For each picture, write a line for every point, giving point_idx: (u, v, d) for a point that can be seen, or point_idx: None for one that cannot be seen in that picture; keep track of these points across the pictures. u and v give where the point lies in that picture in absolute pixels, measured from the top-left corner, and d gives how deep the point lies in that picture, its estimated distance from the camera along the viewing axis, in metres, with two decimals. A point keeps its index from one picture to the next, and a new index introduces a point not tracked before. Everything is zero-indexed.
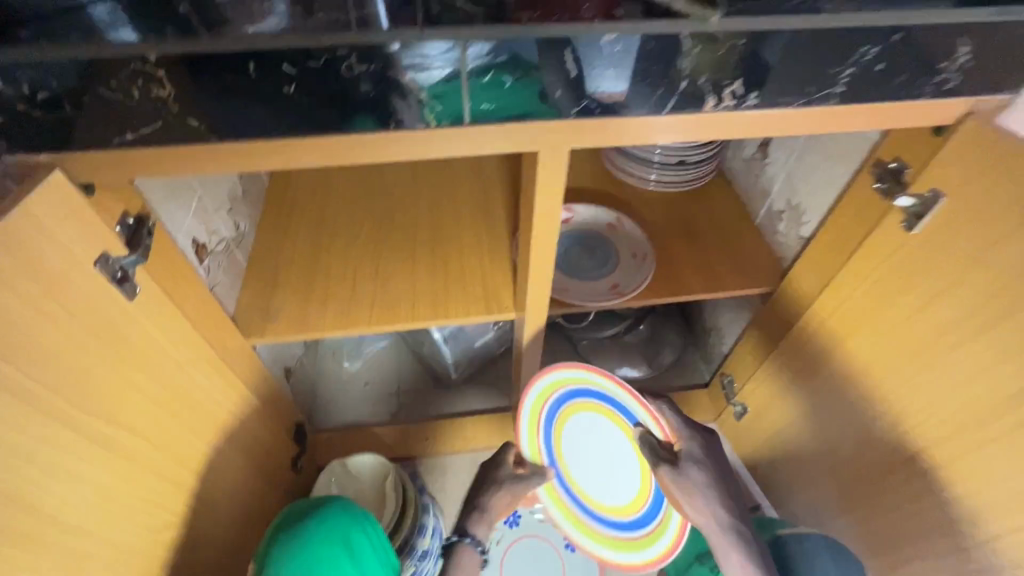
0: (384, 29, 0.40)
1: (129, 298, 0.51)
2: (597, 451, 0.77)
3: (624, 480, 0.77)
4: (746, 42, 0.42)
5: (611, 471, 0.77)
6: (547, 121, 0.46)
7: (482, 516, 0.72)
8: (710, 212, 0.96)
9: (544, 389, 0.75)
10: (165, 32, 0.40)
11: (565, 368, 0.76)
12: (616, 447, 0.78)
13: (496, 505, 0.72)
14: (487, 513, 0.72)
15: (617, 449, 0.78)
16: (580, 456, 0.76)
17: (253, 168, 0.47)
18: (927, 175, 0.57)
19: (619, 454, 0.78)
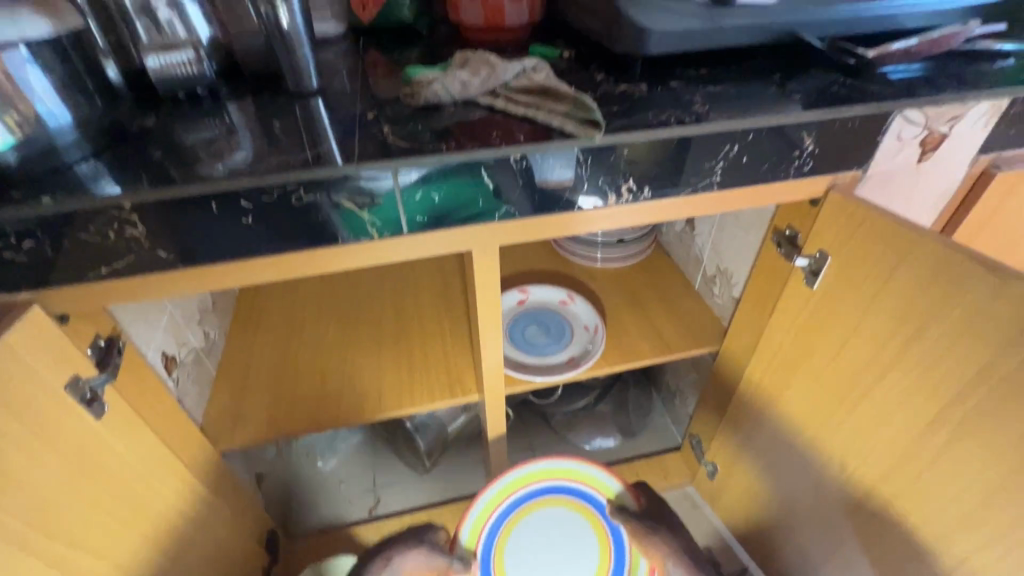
0: (328, 165, 0.48)
1: (97, 417, 0.53)
2: (553, 540, 0.79)
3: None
4: (629, 151, 0.52)
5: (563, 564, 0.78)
6: (475, 225, 0.54)
7: (386, 566, 0.71)
8: (653, 282, 1.04)
9: (524, 472, 0.80)
10: (142, 185, 0.47)
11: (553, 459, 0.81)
12: (580, 541, 0.79)
13: (404, 564, 0.72)
14: (393, 566, 0.72)
15: (579, 544, 0.79)
16: (534, 543, 0.79)
17: (218, 287, 0.53)
18: (813, 238, 0.66)
19: (579, 550, 0.79)
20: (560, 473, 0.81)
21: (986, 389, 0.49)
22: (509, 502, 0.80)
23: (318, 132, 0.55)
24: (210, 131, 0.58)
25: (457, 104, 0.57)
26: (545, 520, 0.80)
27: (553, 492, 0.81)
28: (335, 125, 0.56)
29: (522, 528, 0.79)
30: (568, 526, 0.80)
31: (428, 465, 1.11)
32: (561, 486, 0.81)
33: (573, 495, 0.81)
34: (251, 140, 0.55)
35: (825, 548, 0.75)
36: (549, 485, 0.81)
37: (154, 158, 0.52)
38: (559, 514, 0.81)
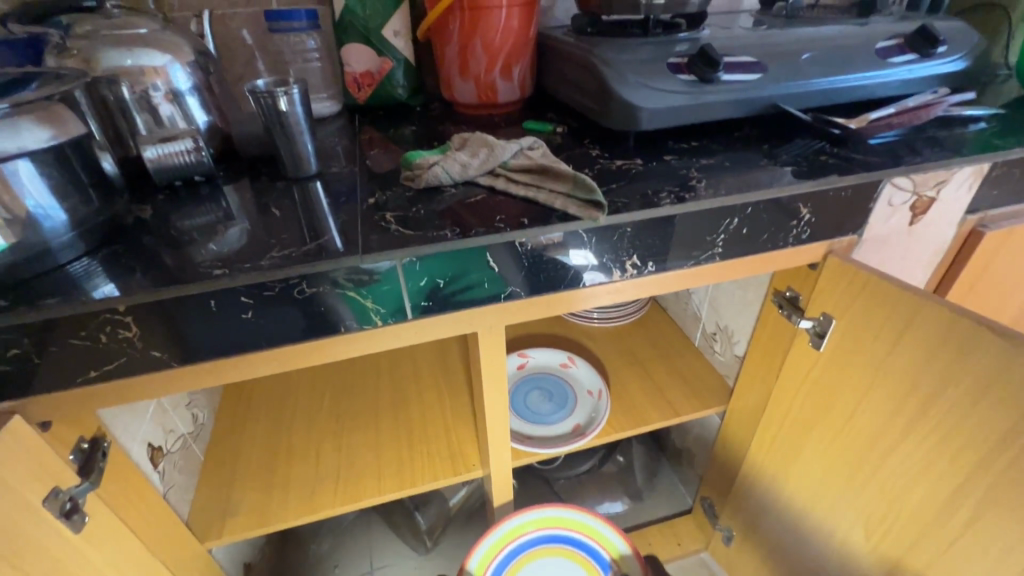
0: (332, 256, 0.47)
1: (77, 530, 0.49)
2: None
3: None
4: (631, 228, 0.52)
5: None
6: (481, 306, 0.53)
7: None
8: (652, 340, 1.03)
9: (537, 517, 0.77)
10: (138, 283, 0.46)
11: (569, 508, 0.78)
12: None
13: None
14: None
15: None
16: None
17: (212, 382, 0.51)
18: (814, 300, 0.66)
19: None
20: (567, 522, 0.78)
21: (1009, 458, 0.48)
22: (516, 544, 0.76)
23: (318, 219, 0.54)
24: (207, 218, 0.57)
25: (457, 186, 0.58)
26: (547, 568, 0.77)
27: (561, 542, 0.78)
28: (335, 210, 0.56)
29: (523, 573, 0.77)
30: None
31: (429, 543, 1.05)
32: (569, 536, 0.78)
33: (574, 545, 0.78)
34: (248, 227, 0.54)
35: None
36: (556, 533, 0.78)
37: (149, 251, 0.51)
38: (563, 565, 0.78)
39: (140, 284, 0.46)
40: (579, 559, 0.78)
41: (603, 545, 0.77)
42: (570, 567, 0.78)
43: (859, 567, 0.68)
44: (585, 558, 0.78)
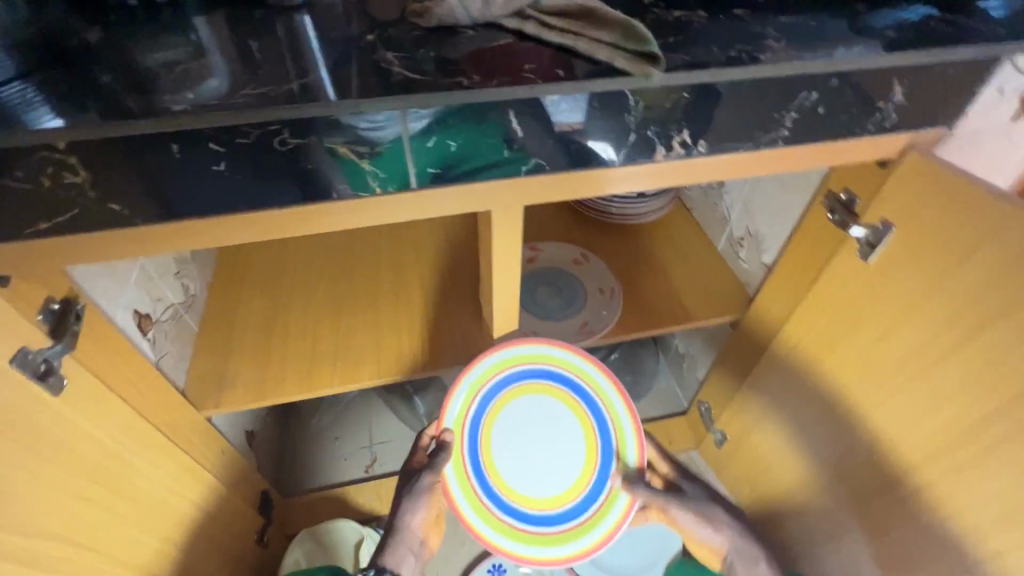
0: (319, 100, 0.39)
1: (56, 394, 0.46)
2: (540, 434, 0.61)
3: (550, 477, 0.60)
4: (689, 96, 0.43)
5: (541, 461, 0.60)
6: (500, 180, 0.45)
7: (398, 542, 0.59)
8: (673, 241, 0.96)
9: (534, 349, 0.62)
10: (87, 119, 0.38)
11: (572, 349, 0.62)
12: (569, 441, 0.61)
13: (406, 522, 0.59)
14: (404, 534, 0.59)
15: (565, 447, 0.61)
16: (515, 430, 0.61)
17: (186, 248, 0.44)
18: (876, 205, 0.58)
19: (568, 448, 0.61)
20: (531, 357, 0.62)
21: None
22: (485, 393, 0.61)
23: (304, 57, 0.44)
24: (172, 53, 0.47)
25: (477, 28, 0.47)
26: (535, 410, 0.62)
27: (558, 384, 0.62)
28: (326, 49, 0.45)
29: (507, 409, 0.62)
30: (561, 426, 0.61)
31: None
32: (566, 379, 0.62)
33: (552, 379, 0.62)
34: (222, 65, 0.44)
35: (841, 527, 0.73)
36: (523, 372, 0.62)
37: (103, 86, 0.42)
38: (556, 411, 0.62)
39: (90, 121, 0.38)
40: (577, 408, 0.62)
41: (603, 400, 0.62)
42: (564, 417, 0.62)
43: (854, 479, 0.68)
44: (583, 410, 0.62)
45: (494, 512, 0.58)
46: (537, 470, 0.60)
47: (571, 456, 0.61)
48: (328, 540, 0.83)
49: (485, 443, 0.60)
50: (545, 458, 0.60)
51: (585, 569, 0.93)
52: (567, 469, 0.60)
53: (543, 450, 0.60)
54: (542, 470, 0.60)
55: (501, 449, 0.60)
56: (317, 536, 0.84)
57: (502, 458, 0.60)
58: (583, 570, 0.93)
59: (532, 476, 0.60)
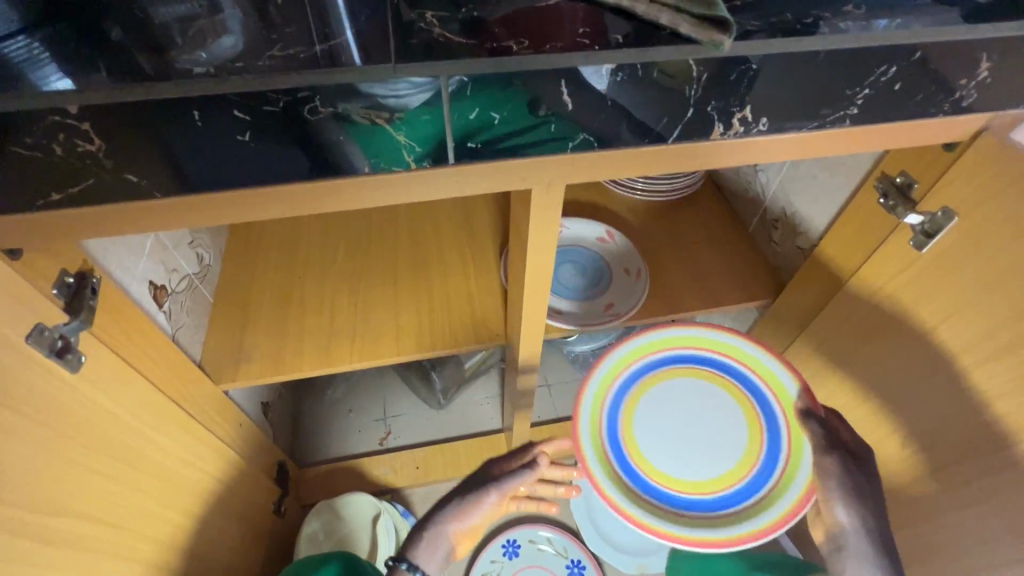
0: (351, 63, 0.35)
1: (75, 370, 0.45)
2: (696, 420, 0.57)
3: (709, 463, 0.54)
4: (757, 69, 0.39)
5: (698, 447, 0.55)
6: (542, 157, 0.41)
7: (433, 547, 0.58)
8: (702, 219, 0.92)
9: (688, 336, 0.60)
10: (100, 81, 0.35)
11: (733, 336, 0.59)
12: (729, 429, 0.56)
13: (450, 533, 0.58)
14: (442, 542, 0.58)
15: (725, 435, 0.56)
16: (667, 415, 0.57)
17: (206, 223, 0.41)
18: (937, 191, 0.54)
19: (726, 435, 0.56)
20: (688, 341, 0.60)
21: None
22: (632, 370, 0.59)
23: (331, 13, 0.40)
24: (185, 6, 0.44)
25: None
26: (689, 395, 0.58)
27: (715, 372, 0.59)
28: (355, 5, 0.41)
29: (659, 393, 0.58)
30: (720, 412, 0.57)
31: (443, 401, 1.07)
32: (723, 365, 0.59)
33: (709, 365, 0.59)
34: (242, 21, 0.40)
35: None
36: (676, 355, 0.60)
37: (115, 43, 0.39)
38: (712, 398, 0.58)
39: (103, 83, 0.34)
40: (736, 395, 0.58)
41: (770, 386, 0.57)
42: (722, 403, 0.57)
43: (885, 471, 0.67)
44: (744, 398, 0.57)
45: (635, 483, 0.53)
46: (695, 451, 0.55)
47: (732, 445, 0.55)
48: (344, 513, 0.84)
49: (628, 416, 0.57)
50: (701, 444, 0.56)
51: (598, 547, 0.94)
52: (727, 456, 0.55)
53: (699, 436, 0.56)
54: (700, 456, 0.55)
55: (652, 425, 0.56)
56: (334, 507, 0.84)
57: (654, 441, 0.56)
58: (596, 548, 0.93)
59: (684, 456, 0.55)
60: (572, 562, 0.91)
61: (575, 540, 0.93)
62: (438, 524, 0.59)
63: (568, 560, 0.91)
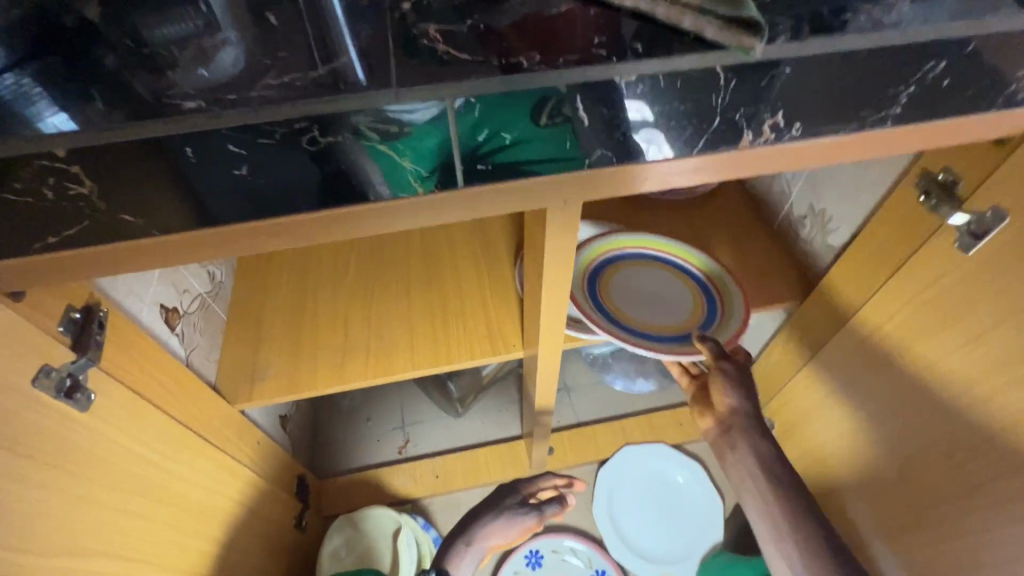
0: (358, 82, 0.33)
1: (84, 410, 0.43)
2: (655, 295, 0.76)
3: (661, 317, 0.73)
4: (790, 72, 0.36)
5: (658, 309, 0.74)
6: (557, 175, 0.38)
7: (469, 543, 0.66)
8: (725, 217, 0.87)
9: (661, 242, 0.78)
10: (94, 113, 0.33)
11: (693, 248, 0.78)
12: (678, 306, 0.74)
13: (485, 544, 0.67)
14: (477, 538, 0.66)
15: (677, 305, 0.74)
16: (639, 289, 0.75)
17: (208, 259, 0.40)
18: (986, 189, 0.50)
19: (672, 311, 0.74)
20: (677, 252, 0.78)
21: None
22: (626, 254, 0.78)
23: (331, 30, 0.38)
24: (179, 28, 0.42)
25: None
26: (656, 280, 0.76)
27: (677, 267, 0.77)
28: (355, 20, 0.39)
29: (632, 274, 0.76)
30: (677, 291, 0.75)
31: (460, 409, 1.06)
32: (692, 275, 0.77)
33: (683, 272, 0.77)
34: (237, 44, 0.38)
35: (908, 528, 0.68)
36: (662, 259, 0.78)
37: (109, 71, 0.37)
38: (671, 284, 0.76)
39: (97, 115, 0.33)
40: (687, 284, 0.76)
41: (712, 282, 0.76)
42: (678, 287, 0.76)
43: (929, 482, 0.63)
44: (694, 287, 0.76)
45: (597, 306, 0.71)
46: (645, 310, 0.73)
47: (675, 316, 0.73)
48: (365, 528, 0.83)
49: (611, 278, 0.76)
50: (654, 309, 0.74)
51: (623, 556, 0.92)
52: (676, 316, 0.73)
53: (659, 301, 0.74)
54: (657, 316, 0.73)
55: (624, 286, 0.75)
56: (355, 520, 0.84)
57: (627, 302, 0.74)
58: (620, 557, 0.92)
59: (637, 310, 0.73)
60: (597, 572, 0.90)
61: (600, 550, 0.91)
62: (480, 533, 0.67)
63: (593, 570, 0.90)
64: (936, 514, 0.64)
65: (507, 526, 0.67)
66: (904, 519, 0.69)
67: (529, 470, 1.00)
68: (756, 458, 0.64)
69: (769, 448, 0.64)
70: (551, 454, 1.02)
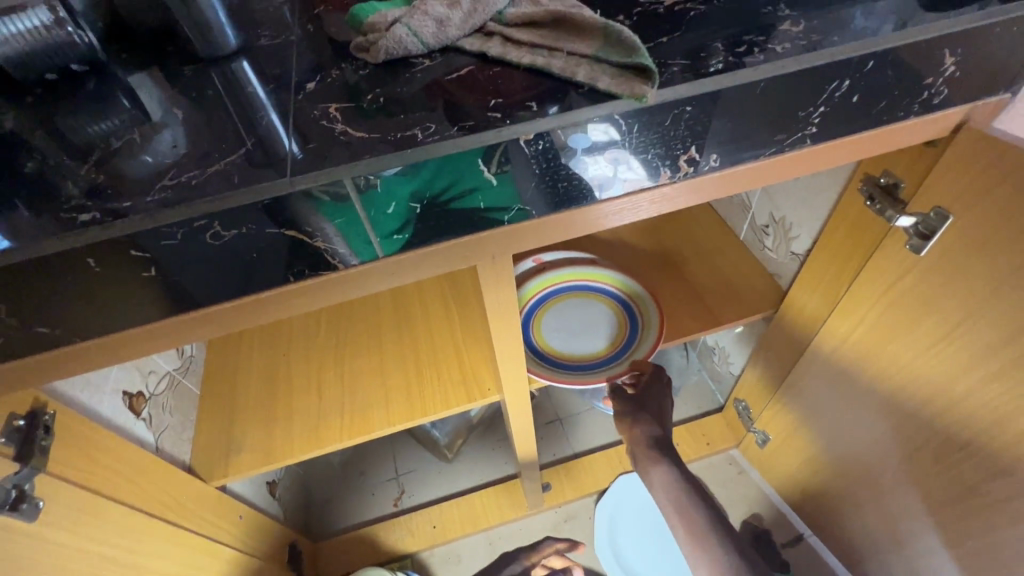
0: (289, 155, 0.35)
1: (32, 519, 0.42)
2: (586, 322, 0.76)
3: (594, 344, 0.74)
4: (691, 110, 0.36)
5: (588, 338, 0.75)
6: (475, 234, 0.39)
7: None
8: (689, 234, 0.88)
9: (555, 274, 0.77)
10: (23, 224, 0.34)
11: (585, 264, 0.78)
12: (603, 333, 0.75)
13: None
14: None
15: (599, 324, 0.76)
16: (562, 326, 0.75)
17: (136, 354, 0.40)
18: (926, 189, 0.50)
19: (596, 339, 0.74)
20: (610, 279, 0.77)
21: None
22: (563, 284, 0.77)
23: (258, 115, 0.40)
24: (109, 124, 0.42)
25: (433, 54, 0.42)
26: (571, 310, 0.76)
27: (581, 289, 0.77)
28: (280, 104, 0.40)
29: (551, 315, 0.76)
30: (594, 312, 0.76)
31: (451, 453, 1.04)
32: (622, 301, 0.77)
33: (613, 299, 0.77)
34: (152, 138, 0.40)
35: (913, 534, 0.66)
36: (597, 286, 0.78)
37: (35, 179, 0.38)
38: (591, 307, 0.77)
39: (28, 226, 0.34)
40: (612, 305, 0.77)
41: (624, 289, 0.77)
42: (594, 308, 0.77)
43: (925, 486, 0.61)
44: (605, 300, 0.77)
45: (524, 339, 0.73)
46: (571, 339, 0.74)
47: (599, 343, 0.74)
48: None
49: (544, 309, 0.76)
50: (580, 338, 0.74)
51: None
52: (607, 335, 0.74)
53: (587, 330, 0.75)
54: (587, 345, 0.74)
55: (553, 318, 0.76)
56: None
57: (559, 344, 0.74)
58: None
59: (563, 340, 0.74)
60: None
61: None
62: None
63: None
64: (938, 517, 0.61)
65: None
66: (907, 523, 0.66)
67: (527, 510, 0.98)
68: (665, 483, 0.68)
69: (672, 472, 0.68)
70: (547, 492, 0.98)
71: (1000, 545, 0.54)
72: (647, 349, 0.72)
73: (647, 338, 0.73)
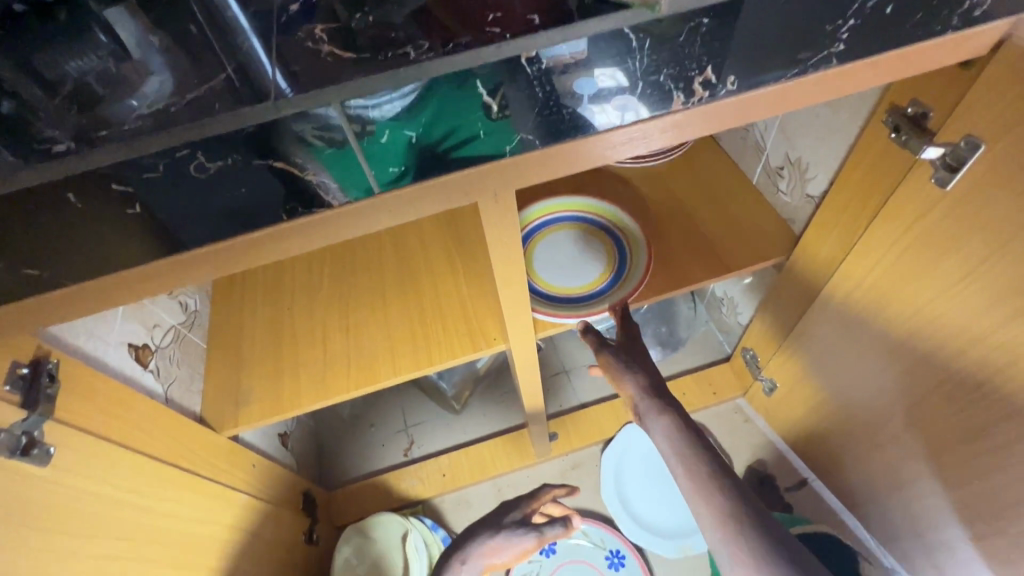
0: (275, 84, 0.33)
1: (45, 464, 0.43)
2: (577, 254, 0.76)
3: (582, 275, 0.74)
4: (710, 23, 0.34)
5: (580, 269, 0.75)
6: (476, 167, 0.36)
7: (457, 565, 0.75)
8: (699, 176, 0.85)
9: (544, 206, 0.78)
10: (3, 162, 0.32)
11: (570, 197, 0.79)
12: (594, 262, 0.75)
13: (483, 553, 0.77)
14: (475, 546, 0.79)
15: (590, 254, 0.76)
16: (554, 259, 0.76)
17: (132, 299, 0.38)
18: (957, 117, 0.46)
19: (588, 269, 0.75)
20: (597, 210, 0.78)
21: None
22: (551, 218, 0.78)
23: (239, 42, 0.37)
24: (86, 60, 0.39)
25: None
26: (561, 241, 0.76)
27: (569, 222, 0.78)
28: (263, 29, 0.37)
29: (542, 248, 0.76)
30: (584, 243, 0.77)
31: (457, 406, 1.05)
32: (609, 232, 0.78)
33: (600, 229, 0.78)
34: (132, 71, 0.37)
35: (918, 475, 0.67)
36: (584, 218, 0.78)
37: (13, 118, 0.36)
38: (581, 237, 0.77)
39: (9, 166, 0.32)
40: (601, 235, 0.77)
41: (612, 221, 0.78)
42: (585, 238, 0.77)
43: (933, 428, 0.61)
44: (594, 230, 0.78)
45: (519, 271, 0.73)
46: (563, 271, 0.75)
47: (591, 273, 0.75)
48: (373, 535, 0.84)
49: (534, 243, 0.77)
50: (571, 269, 0.75)
51: (635, 534, 0.93)
52: (596, 269, 0.75)
53: (575, 261, 0.74)
54: (581, 275, 0.74)
55: (543, 251, 0.76)
56: (365, 530, 0.84)
57: (552, 277, 0.74)
58: (634, 536, 0.92)
59: (555, 272, 0.75)
60: (611, 553, 0.91)
61: (612, 531, 0.93)
62: (476, 550, 0.78)
63: (607, 552, 0.91)
64: (945, 458, 0.61)
65: (504, 543, 0.78)
66: (913, 464, 0.67)
67: (535, 458, 1.00)
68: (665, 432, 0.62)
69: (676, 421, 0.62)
70: (554, 441, 1.00)
71: (1011, 482, 0.54)
72: (637, 277, 0.74)
73: (637, 265, 0.75)
